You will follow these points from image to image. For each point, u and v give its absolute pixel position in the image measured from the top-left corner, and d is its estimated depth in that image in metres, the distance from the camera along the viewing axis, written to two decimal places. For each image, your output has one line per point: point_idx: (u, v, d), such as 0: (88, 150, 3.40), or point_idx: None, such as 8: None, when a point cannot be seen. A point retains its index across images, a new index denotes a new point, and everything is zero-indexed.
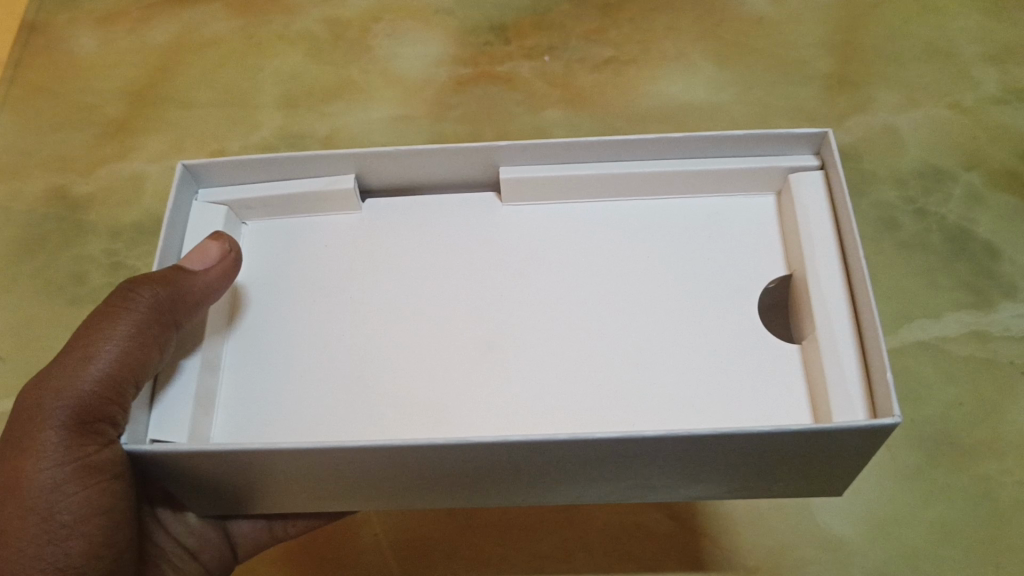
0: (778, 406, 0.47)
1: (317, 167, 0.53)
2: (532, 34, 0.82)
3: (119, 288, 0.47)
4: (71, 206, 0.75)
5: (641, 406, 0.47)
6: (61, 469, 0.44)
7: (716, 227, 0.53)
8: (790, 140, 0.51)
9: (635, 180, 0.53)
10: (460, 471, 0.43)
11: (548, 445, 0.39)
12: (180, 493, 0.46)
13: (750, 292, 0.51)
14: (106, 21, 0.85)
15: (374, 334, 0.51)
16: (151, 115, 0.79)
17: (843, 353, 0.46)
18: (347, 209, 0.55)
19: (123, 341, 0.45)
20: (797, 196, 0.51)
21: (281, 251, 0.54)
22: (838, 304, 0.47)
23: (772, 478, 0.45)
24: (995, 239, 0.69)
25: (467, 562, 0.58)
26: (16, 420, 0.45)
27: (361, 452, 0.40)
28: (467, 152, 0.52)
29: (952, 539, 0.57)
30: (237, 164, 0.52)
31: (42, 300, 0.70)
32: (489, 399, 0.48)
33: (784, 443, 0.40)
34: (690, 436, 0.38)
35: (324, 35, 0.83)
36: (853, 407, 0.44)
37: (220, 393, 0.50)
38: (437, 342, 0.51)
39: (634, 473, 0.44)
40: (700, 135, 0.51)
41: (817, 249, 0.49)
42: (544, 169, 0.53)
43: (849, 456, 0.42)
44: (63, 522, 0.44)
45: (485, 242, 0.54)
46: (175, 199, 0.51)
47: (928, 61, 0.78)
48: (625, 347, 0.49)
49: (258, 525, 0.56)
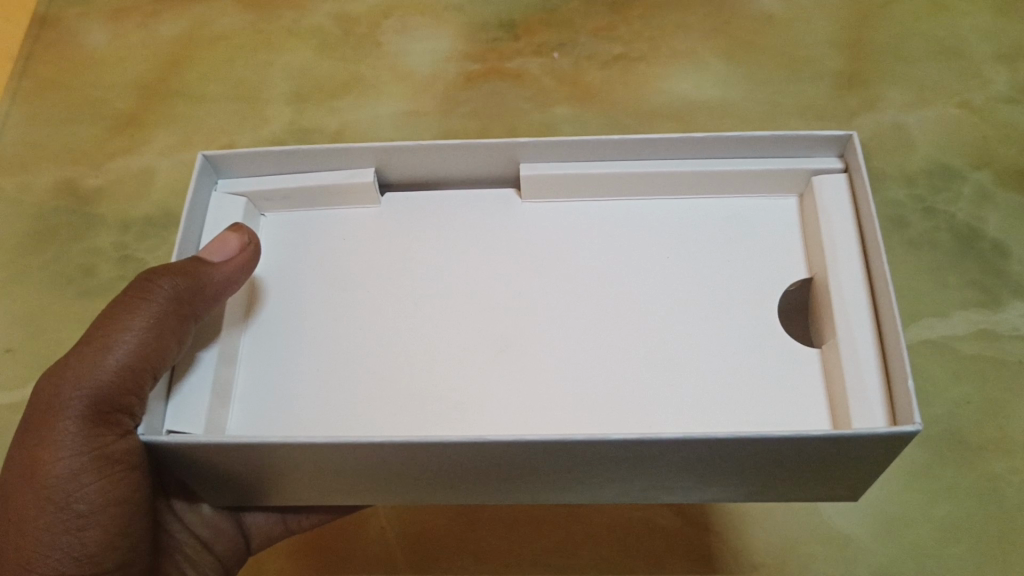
0: (793, 405, 0.47)
1: (337, 161, 0.53)
2: (542, 31, 0.82)
3: (137, 278, 0.48)
4: (82, 199, 0.75)
5: (657, 407, 0.48)
6: (78, 459, 0.44)
7: (736, 229, 0.54)
8: (814, 143, 0.51)
9: (652, 178, 0.53)
10: (473, 468, 0.43)
11: (564, 445, 0.39)
12: (198, 485, 0.47)
13: (769, 291, 0.51)
14: (117, 14, 0.85)
15: (393, 333, 0.51)
16: (162, 108, 0.80)
17: (863, 358, 0.46)
18: (366, 203, 0.55)
19: (142, 333, 0.45)
20: (820, 197, 0.51)
21: (298, 246, 0.55)
22: (860, 308, 0.47)
23: (789, 483, 0.45)
24: (1005, 239, 0.69)
25: (474, 558, 0.58)
26: (34, 410, 0.45)
27: (380, 449, 0.40)
28: (489, 148, 0.52)
29: (961, 538, 0.57)
30: (258, 155, 0.53)
31: (53, 293, 0.70)
32: (504, 398, 0.48)
33: (803, 447, 0.40)
34: (704, 439, 0.39)
35: (334, 30, 0.83)
36: (872, 412, 0.44)
37: (236, 387, 0.50)
38: (456, 339, 0.51)
39: (650, 474, 0.44)
40: (716, 136, 0.51)
41: (840, 253, 0.49)
42: (564, 167, 0.53)
43: (868, 462, 0.42)
44: (80, 511, 0.45)
45: (504, 241, 0.54)
46: (195, 189, 0.51)
47: (939, 60, 0.78)
48: (640, 347, 0.50)
49: (272, 517, 0.56)
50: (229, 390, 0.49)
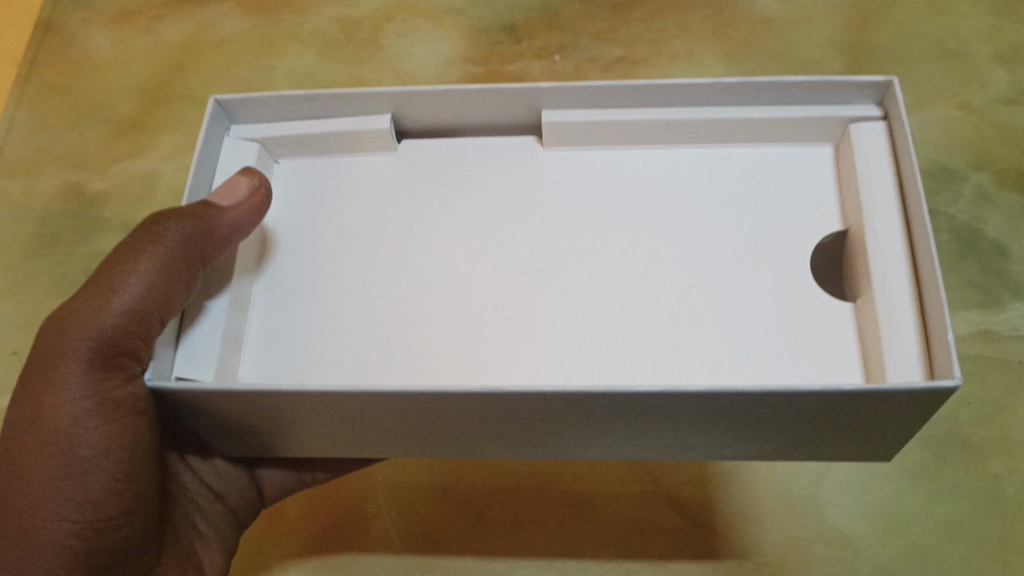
0: (807, 353, 0.48)
1: (355, 106, 0.54)
2: (543, 34, 0.82)
3: (145, 222, 0.48)
4: (86, 203, 0.75)
5: (680, 359, 0.48)
6: (84, 403, 0.45)
7: (768, 173, 0.54)
8: (847, 89, 0.51)
9: (666, 129, 0.54)
10: (498, 419, 0.43)
11: (589, 394, 0.39)
12: (210, 436, 0.48)
13: (797, 243, 0.51)
14: (121, 19, 0.86)
15: (422, 291, 0.52)
16: (165, 113, 0.80)
17: (901, 310, 0.45)
18: (381, 149, 0.56)
19: (149, 276, 0.45)
20: (857, 146, 0.51)
21: (311, 196, 0.55)
22: (897, 259, 0.47)
23: (819, 441, 0.46)
24: (1004, 240, 0.69)
25: (479, 557, 0.58)
26: (39, 354, 0.45)
27: (409, 398, 0.40)
28: (509, 94, 0.53)
29: (962, 537, 0.57)
30: (274, 99, 0.53)
31: (57, 296, 0.71)
32: (525, 351, 0.49)
33: (835, 403, 0.40)
34: (723, 393, 0.39)
35: (336, 34, 0.84)
36: (908, 363, 0.44)
37: (248, 334, 0.51)
38: (483, 298, 0.51)
39: (677, 428, 0.44)
40: (737, 81, 0.51)
41: (878, 206, 0.48)
42: (585, 115, 0.54)
43: (897, 420, 0.42)
44: (85, 456, 0.45)
45: (535, 198, 0.54)
46: (208, 131, 0.51)
47: (939, 61, 0.79)
48: (666, 304, 0.50)
49: (287, 472, 0.59)
50: (241, 339, 0.50)
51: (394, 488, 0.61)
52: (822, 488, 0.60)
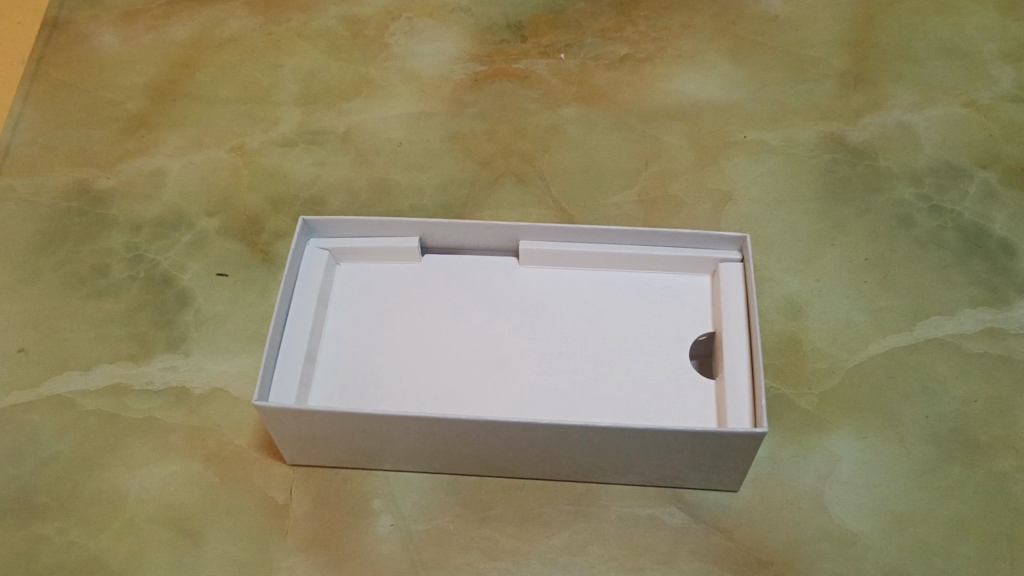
0: (694, 409, 0.58)
1: (397, 229, 0.63)
2: (548, 32, 0.83)
3: None
4: (93, 200, 0.75)
5: None
6: None
7: (666, 301, 0.63)
8: (716, 240, 0.62)
9: (617, 257, 0.64)
10: (441, 441, 0.56)
11: (499, 427, 0.53)
12: (279, 438, 0.57)
13: (691, 333, 0.62)
14: (128, 18, 0.87)
15: (394, 337, 0.62)
16: (173, 111, 0.80)
17: (740, 402, 0.56)
18: (411, 259, 0.65)
19: None
20: (723, 284, 0.62)
21: (345, 320, 0.63)
22: (739, 341, 0.58)
23: (691, 469, 0.57)
24: (1011, 237, 0.70)
25: (484, 555, 0.58)
26: None
27: (375, 419, 0.53)
28: (496, 229, 0.63)
29: (969, 536, 0.57)
30: (347, 223, 0.63)
31: (64, 293, 0.71)
32: (468, 397, 0.59)
33: (681, 442, 0.53)
34: (588, 427, 0.52)
35: (343, 33, 0.85)
36: (741, 409, 0.56)
37: (298, 457, 0.60)
38: (436, 343, 0.62)
39: (568, 451, 0.56)
40: (659, 230, 0.62)
41: (731, 306, 0.60)
42: (554, 244, 0.64)
43: (734, 459, 0.55)
44: None
45: (484, 289, 0.65)
46: (294, 267, 0.61)
47: (944, 59, 0.80)
48: (569, 356, 0.61)
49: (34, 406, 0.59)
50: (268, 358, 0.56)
51: (399, 484, 0.61)
52: (827, 486, 0.60)
